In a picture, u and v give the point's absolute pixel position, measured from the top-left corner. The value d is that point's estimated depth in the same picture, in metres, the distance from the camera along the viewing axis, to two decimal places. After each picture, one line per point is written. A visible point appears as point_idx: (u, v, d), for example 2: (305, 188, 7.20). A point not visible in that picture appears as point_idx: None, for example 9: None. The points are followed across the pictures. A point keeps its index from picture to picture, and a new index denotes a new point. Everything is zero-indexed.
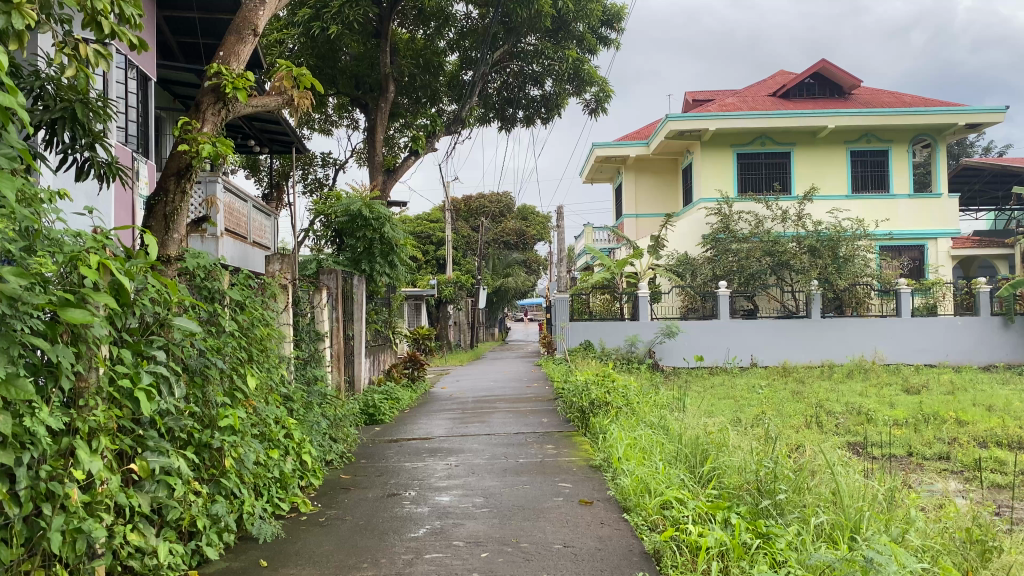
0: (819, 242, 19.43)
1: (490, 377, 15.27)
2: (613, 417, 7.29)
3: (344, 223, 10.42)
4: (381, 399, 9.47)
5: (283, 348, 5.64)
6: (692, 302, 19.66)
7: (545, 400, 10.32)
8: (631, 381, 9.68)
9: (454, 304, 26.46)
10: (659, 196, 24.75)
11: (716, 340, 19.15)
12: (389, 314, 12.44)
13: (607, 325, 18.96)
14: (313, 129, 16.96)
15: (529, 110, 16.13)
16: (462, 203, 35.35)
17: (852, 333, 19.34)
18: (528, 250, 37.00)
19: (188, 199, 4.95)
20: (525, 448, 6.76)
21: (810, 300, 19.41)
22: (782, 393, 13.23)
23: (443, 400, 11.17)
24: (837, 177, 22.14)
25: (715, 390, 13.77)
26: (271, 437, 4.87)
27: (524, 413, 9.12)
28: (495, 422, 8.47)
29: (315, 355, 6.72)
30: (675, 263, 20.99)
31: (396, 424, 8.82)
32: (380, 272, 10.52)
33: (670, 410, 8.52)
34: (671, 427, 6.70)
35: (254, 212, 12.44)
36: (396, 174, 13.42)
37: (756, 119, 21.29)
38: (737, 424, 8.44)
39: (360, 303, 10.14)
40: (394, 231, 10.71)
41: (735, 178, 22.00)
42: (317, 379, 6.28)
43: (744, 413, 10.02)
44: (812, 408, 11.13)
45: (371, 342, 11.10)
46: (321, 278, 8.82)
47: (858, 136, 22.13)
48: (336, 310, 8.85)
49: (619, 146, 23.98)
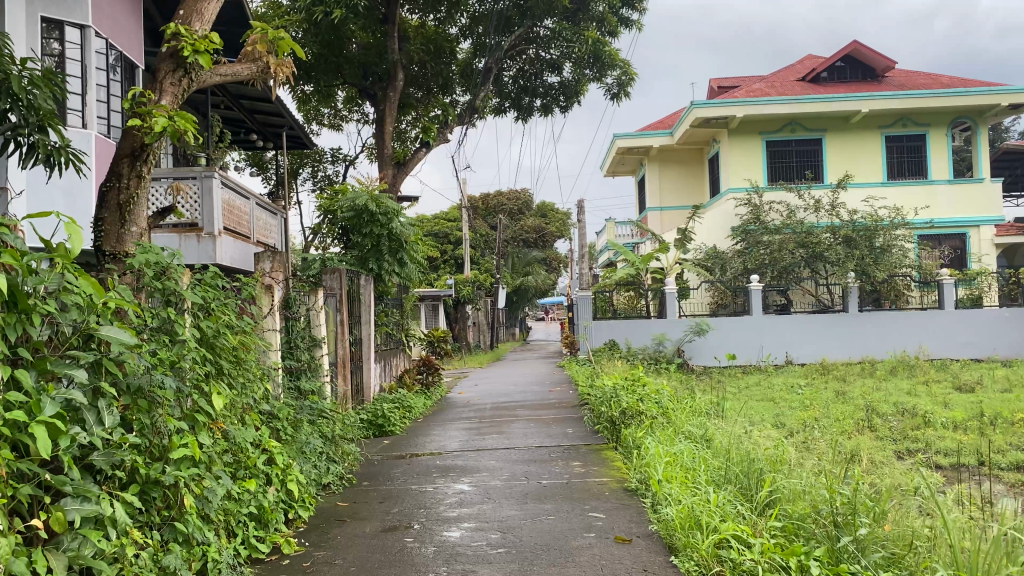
0: (855, 233, 18.70)
1: (510, 380, 14.49)
2: (647, 428, 6.48)
3: (350, 218, 9.68)
4: (391, 409, 8.72)
5: (267, 359, 4.90)
6: (722, 298, 18.54)
7: (570, 406, 9.52)
8: (664, 385, 8.86)
9: (473, 304, 25.73)
10: (683, 188, 23.82)
11: (749, 338, 18.22)
12: (402, 315, 11.69)
13: (632, 324, 18.12)
14: (322, 124, 16.31)
15: (546, 99, 15.36)
16: (480, 201, 34.61)
17: (894, 328, 18.34)
18: (548, 248, 36.19)
19: (147, 186, 4.19)
20: (549, 466, 5.96)
21: (847, 294, 18.40)
22: (823, 394, 12.34)
23: (460, 406, 10.40)
24: (872, 164, 21.11)
25: (751, 392, 12.90)
26: (249, 465, 4.11)
27: (547, 422, 8.33)
28: (515, 433, 7.68)
29: (311, 363, 5.99)
30: (703, 258, 20.22)
31: (407, 436, 8.06)
32: (389, 272, 9.75)
33: (709, 418, 7.68)
34: (716, 443, 5.87)
35: (258, 210, 11.78)
36: (407, 168, 12.64)
37: (785, 105, 20.35)
38: (786, 434, 7.58)
39: (368, 305, 9.39)
40: (404, 226, 9.94)
41: (765, 167, 21.05)
42: (310, 393, 5.51)
43: (788, 419, 9.15)
44: (860, 410, 10.24)
45: (381, 347, 10.33)
46: (323, 278, 8.12)
47: (893, 121, 21.10)
48: (341, 312, 8.17)
49: (642, 137, 23.09)
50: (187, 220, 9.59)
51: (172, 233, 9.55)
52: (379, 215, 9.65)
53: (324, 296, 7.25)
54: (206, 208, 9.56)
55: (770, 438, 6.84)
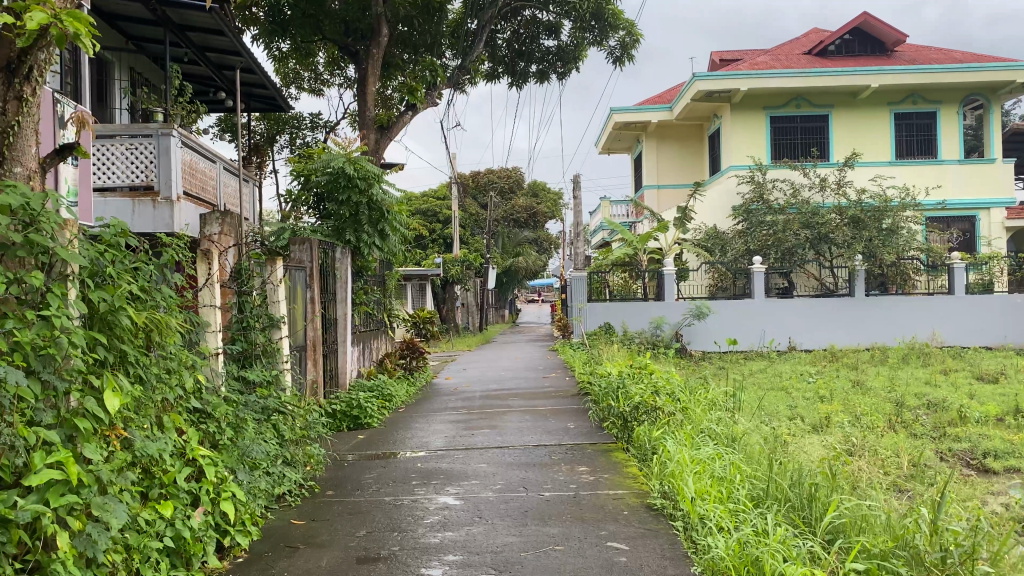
0: (864, 214, 17.59)
1: (501, 365, 13.53)
2: (663, 426, 5.55)
3: (325, 184, 8.53)
4: (368, 398, 7.75)
5: (202, 343, 3.91)
6: (721, 280, 17.66)
7: (568, 396, 8.59)
8: (673, 374, 7.93)
9: (462, 285, 24.75)
10: (682, 166, 22.83)
11: (750, 322, 17.35)
12: (384, 295, 10.67)
13: (629, 306, 17.22)
14: (302, 89, 15.20)
15: (543, 64, 14.34)
16: (471, 179, 33.54)
17: (902, 313, 17.52)
18: (539, 229, 35.17)
19: (30, 112, 3.14)
20: (550, 472, 5.01)
21: (852, 277, 17.59)
22: (838, 384, 11.46)
23: (446, 394, 9.44)
24: (880, 142, 20.19)
25: (758, 380, 12.02)
26: (167, 483, 3.12)
27: (545, 414, 7.40)
28: (509, 428, 6.73)
29: (266, 348, 5.02)
30: (703, 238, 19.26)
31: (386, 430, 7.11)
32: (369, 246, 8.72)
33: (728, 415, 6.75)
34: (750, 451, 4.95)
35: (226, 176, 10.79)
36: (392, 132, 11.60)
37: (792, 78, 19.36)
38: (817, 434, 6.67)
39: (345, 282, 8.45)
40: (386, 194, 8.89)
41: (769, 143, 20.10)
42: (259, 387, 4.50)
43: (811, 415, 8.24)
44: (885, 403, 9.35)
45: (360, 328, 9.36)
46: (292, 250, 7.21)
47: (903, 97, 20.16)
48: (312, 288, 7.30)
49: (640, 112, 22.06)
50: (141, 182, 8.53)
51: (125, 197, 8.48)
52: (358, 181, 8.48)
53: (286, 269, 6.28)
54: (162, 169, 8.50)
55: (803, 440, 5.93)
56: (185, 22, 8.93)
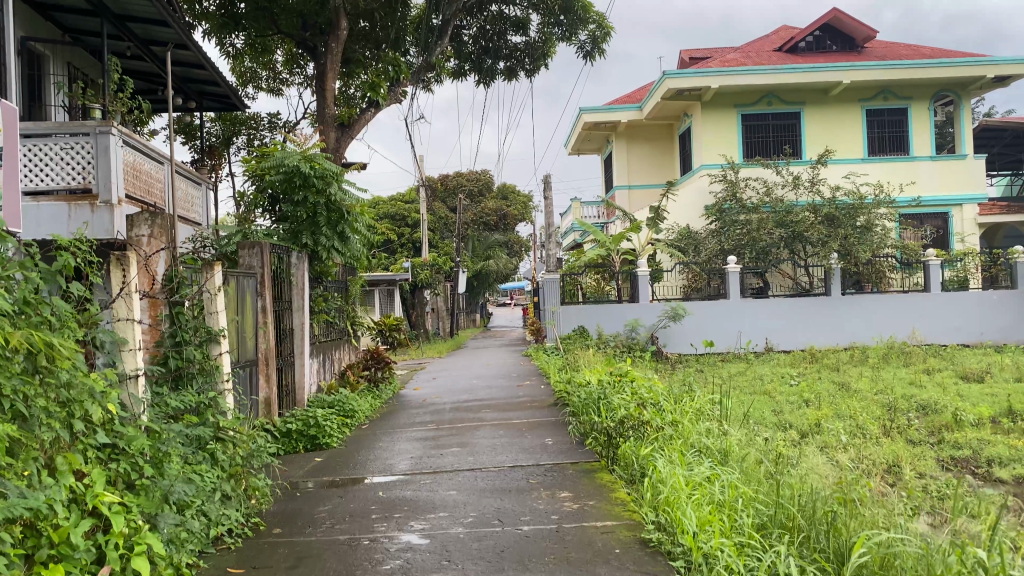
0: (838, 213, 17.45)
1: (472, 372, 12.98)
2: (652, 442, 5.04)
3: (278, 183, 7.88)
4: (328, 415, 7.16)
5: (113, 365, 3.31)
6: (696, 282, 17.20)
7: (543, 406, 8.06)
8: (656, 382, 7.44)
9: (431, 290, 24.14)
10: (653, 165, 22.44)
11: (726, 324, 16.96)
12: (346, 302, 10.05)
13: (603, 309, 16.75)
14: (259, 89, 14.52)
15: (511, 61, 13.82)
16: (439, 182, 32.90)
17: (880, 312, 17.25)
18: (510, 231, 34.65)
19: None
20: (528, 499, 4.47)
21: (829, 276, 17.18)
22: (822, 387, 11.10)
23: (414, 407, 8.87)
24: (853, 139, 19.97)
25: (739, 384, 11.61)
26: (58, 543, 2.52)
27: (520, 429, 6.86)
28: (481, 445, 6.18)
29: (201, 366, 4.42)
30: (676, 238, 18.85)
31: (347, 450, 6.54)
32: (327, 249, 8.11)
33: (717, 426, 6.27)
34: (748, 473, 4.47)
35: (176, 177, 10.13)
36: (353, 130, 10.99)
37: (763, 75, 19.06)
38: (813, 448, 6.19)
39: (302, 289, 7.86)
40: (345, 195, 8.27)
41: (741, 141, 19.78)
42: (188, 416, 3.89)
43: (801, 423, 7.80)
44: (874, 406, 8.97)
45: (321, 339, 8.74)
46: (240, 256, 6.66)
47: (874, 93, 19.96)
48: (263, 296, 6.74)
49: (610, 111, 21.63)
50: (78, 184, 7.82)
51: (60, 201, 7.78)
52: (313, 179, 7.84)
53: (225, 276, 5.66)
54: (101, 170, 7.81)
55: (802, 457, 5.44)
56: (125, 12, 8.20)
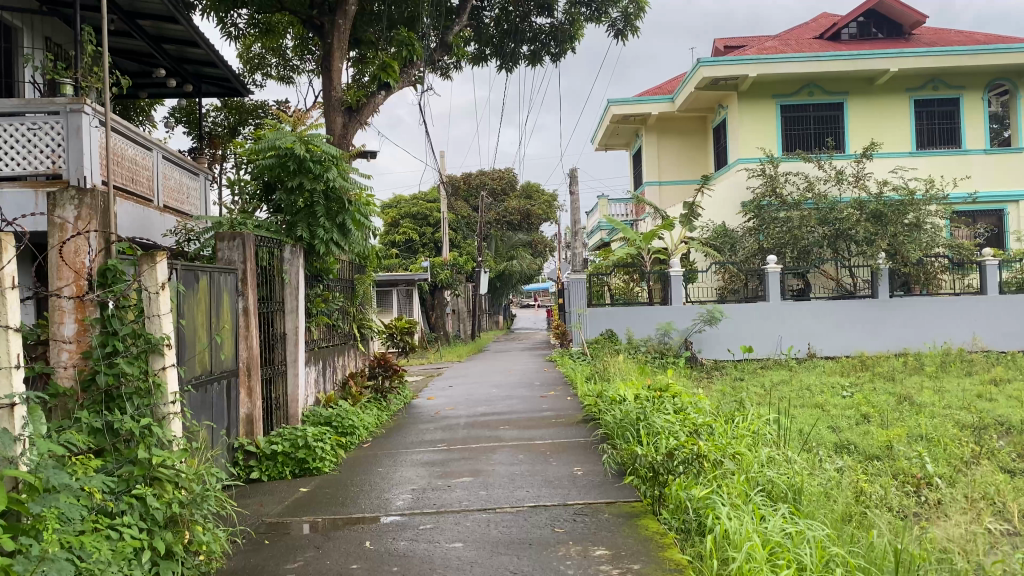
0: (886, 208, 16.06)
1: (491, 379, 12.01)
2: (709, 483, 4.02)
3: (270, 167, 6.93)
4: (324, 435, 6.21)
5: None
6: (731, 282, 16.00)
7: (570, 423, 7.05)
8: (702, 397, 6.42)
9: (452, 290, 23.23)
10: (686, 161, 21.34)
11: (766, 328, 15.82)
12: (351, 304, 9.10)
13: (633, 312, 15.68)
14: (269, 77, 13.70)
15: (535, 44, 12.81)
16: (461, 180, 31.98)
17: (933, 315, 16.00)
18: (534, 231, 33.64)
19: None
20: (552, 558, 3.48)
21: (876, 278, 16.03)
22: (881, 400, 9.96)
23: (425, 421, 7.92)
24: (900, 131, 18.73)
25: (785, 395, 10.51)
26: None
27: (544, 453, 5.86)
28: (497, 475, 5.18)
29: (139, 384, 3.47)
30: (711, 237, 17.74)
31: (342, 476, 5.60)
32: (325, 243, 7.14)
33: (780, 456, 5.23)
34: (843, 538, 3.46)
35: (169, 166, 9.26)
36: (362, 115, 10.07)
37: (804, 63, 17.90)
38: (898, 488, 5.10)
39: (296, 289, 6.90)
40: (348, 183, 7.30)
41: (780, 134, 18.65)
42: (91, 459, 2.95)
43: (873, 451, 6.72)
44: (948, 424, 7.85)
45: (322, 344, 7.82)
46: (219, 250, 5.74)
47: (923, 82, 18.70)
48: (247, 296, 5.81)
49: (640, 103, 20.57)
50: (46, 169, 6.93)
51: (26, 187, 6.90)
52: (309, 163, 6.92)
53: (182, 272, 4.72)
54: (71, 153, 6.92)
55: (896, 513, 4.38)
56: None
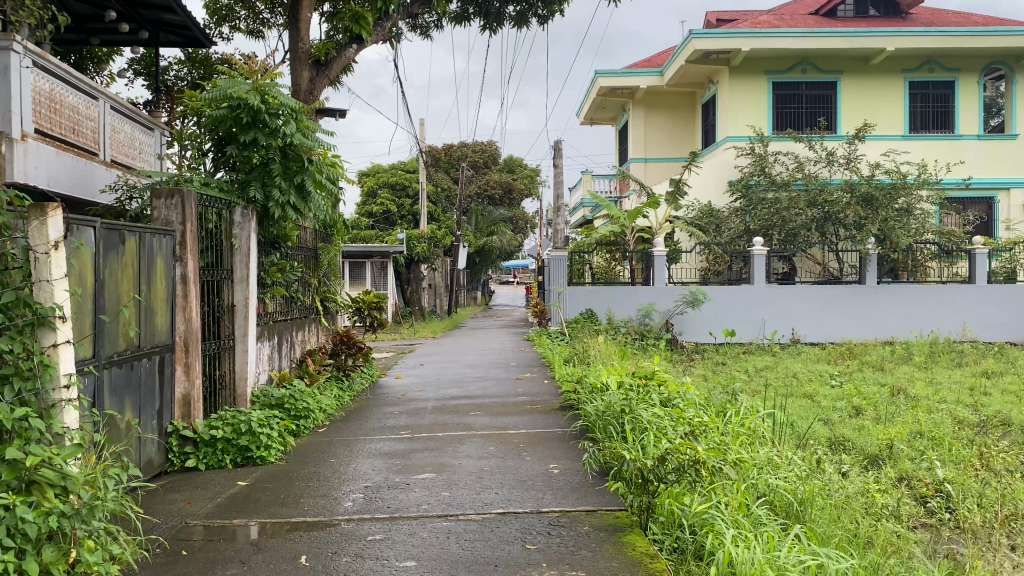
0: (877, 190, 15.51)
1: (465, 358, 11.42)
2: (705, 497, 3.46)
3: (220, 118, 6.22)
4: (273, 420, 5.58)
5: None
6: (716, 264, 15.51)
7: (546, 412, 6.47)
8: (691, 386, 5.87)
9: (428, 264, 22.54)
10: (672, 138, 20.75)
11: (750, 312, 15.29)
12: (314, 274, 8.44)
13: (615, 291, 15.17)
14: (237, 31, 12.88)
15: (521, 5, 12.08)
16: (442, 152, 31.13)
17: (921, 303, 15.55)
18: (515, 206, 32.91)
19: None
20: None
21: (864, 263, 15.54)
22: (872, 392, 9.47)
23: (389, 403, 7.31)
24: (893, 113, 18.21)
25: (772, 383, 10.00)
26: None
27: (517, 445, 5.27)
28: (462, 472, 4.58)
29: (21, 364, 2.81)
30: (697, 216, 17.20)
31: (288, 466, 4.99)
32: (281, 206, 6.48)
33: (780, 458, 4.68)
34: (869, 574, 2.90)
35: (118, 117, 8.46)
36: (330, 71, 9.36)
37: (799, 39, 17.28)
38: (906, 500, 4.57)
39: (247, 256, 6.23)
40: (308, 139, 6.61)
41: (771, 112, 18.07)
42: None
43: (872, 450, 6.20)
44: (948, 421, 7.35)
45: (278, 318, 7.17)
46: (155, 207, 5.06)
47: (918, 64, 18.16)
48: (187, 262, 5.14)
49: (628, 76, 19.89)
50: None
51: None
52: (264, 115, 6.23)
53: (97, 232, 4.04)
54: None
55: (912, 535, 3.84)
56: None
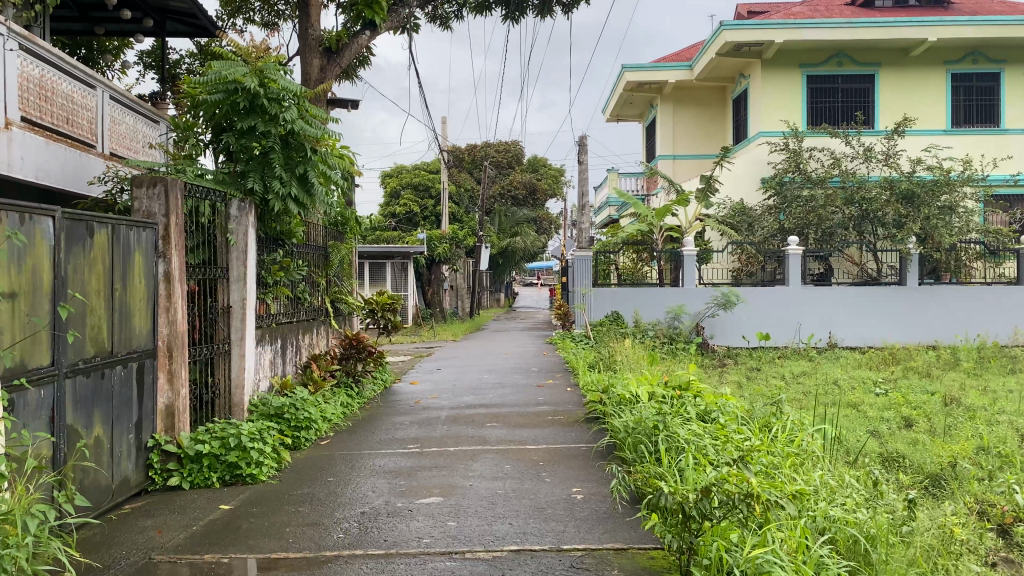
0: (918, 187, 14.73)
1: (484, 362, 10.87)
2: (758, 538, 2.88)
3: (216, 103, 5.73)
4: (269, 434, 5.07)
5: None
6: (748, 265, 14.78)
7: (570, 424, 5.90)
8: (731, 397, 5.29)
9: (450, 265, 22.08)
10: (702, 134, 20.08)
11: (784, 314, 14.57)
12: (324, 274, 7.96)
13: (642, 292, 14.53)
14: (251, 23, 12.46)
15: None
16: (465, 152, 30.63)
17: (967, 305, 14.71)
18: (539, 207, 32.30)
19: None
20: None
21: (905, 264, 14.71)
22: (923, 401, 8.77)
23: (401, 412, 6.79)
24: (934, 107, 17.40)
25: (812, 390, 9.33)
26: None
27: (537, 464, 4.71)
28: (473, 496, 4.04)
29: None
30: (728, 214, 16.54)
31: (281, 486, 4.47)
32: (282, 199, 5.97)
33: (837, 483, 4.09)
34: None
35: (117, 106, 7.99)
36: (341, 59, 8.85)
37: (835, 30, 16.54)
38: (986, 536, 3.95)
39: (245, 253, 5.73)
40: (312, 126, 6.11)
41: (805, 106, 17.34)
42: None
43: (933, 470, 5.55)
44: (1014, 436, 6.66)
45: (282, 319, 6.69)
46: (135, 197, 4.58)
47: (961, 55, 17.35)
48: (172, 259, 4.66)
49: (655, 70, 19.25)
50: None
51: None
52: (262, 100, 5.74)
53: (55, 218, 3.56)
54: None
55: None
56: None
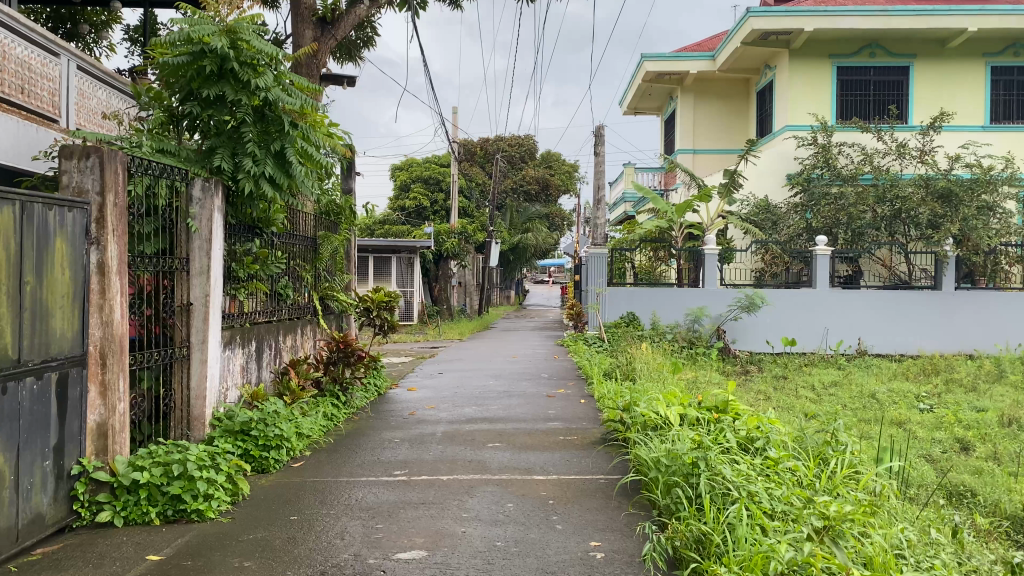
0: (956, 186, 13.79)
1: (491, 366, 10.02)
2: None
3: (180, 68, 4.93)
4: (223, 457, 4.25)
5: None
6: (773, 265, 13.80)
7: (585, 448, 5.04)
8: (778, 419, 4.44)
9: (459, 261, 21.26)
10: (724, 128, 19.17)
11: (810, 318, 13.58)
12: (312, 266, 7.15)
13: (659, 293, 13.61)
14: None
15: None
16: (477, 146, 29.79)
17: (1009, 313, 13.55)
18: (552, 203, 31.40)
19: None
20: None
21: (939, 266, 13.49)
22: (976, 419, 7.85)
23: (392, 426, 5.95)
24: (972, 101, 16.44)
25: (850, 405, 8.44)
26: None
27: (546, 503, 3.86)
28: (465, 550, 3.20)
29: None
30: (751, 212, 15.64)
31: (232, 526, 3.66)
32: (254, 179, 5.15)
33: (926, 545, 3.24)
34: None
35: (84, 75, 7.16)
36: (337, 31, 8.05)
37: (869, 18, 15.58)
38: None
39: (209, 241, 4.90)
40: (293, 96, 5.31)
41: (835, 98, 16.41)
42: None
43: (1012, 510, 4.67)
44: None
45: (258, 317, 5.89)
46: (63, 170, 3.79)
47: (1002, 47, 16.37)
48: (107, 245, 3.85)
49: (676, 60, 18.34)
50: None
51: None
52: (233, 64, 4.93)
53: None
54: None
55: None
56: None
